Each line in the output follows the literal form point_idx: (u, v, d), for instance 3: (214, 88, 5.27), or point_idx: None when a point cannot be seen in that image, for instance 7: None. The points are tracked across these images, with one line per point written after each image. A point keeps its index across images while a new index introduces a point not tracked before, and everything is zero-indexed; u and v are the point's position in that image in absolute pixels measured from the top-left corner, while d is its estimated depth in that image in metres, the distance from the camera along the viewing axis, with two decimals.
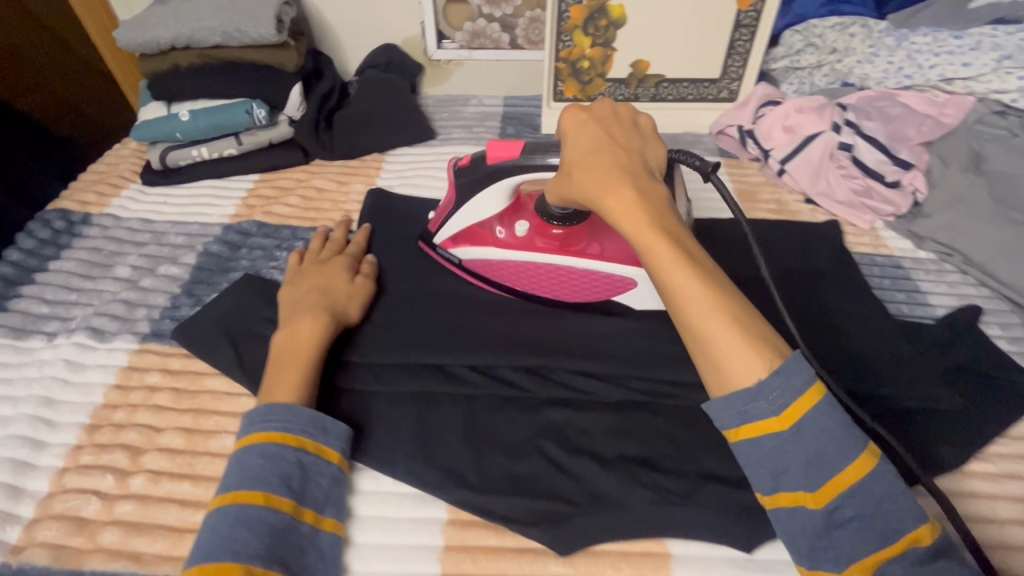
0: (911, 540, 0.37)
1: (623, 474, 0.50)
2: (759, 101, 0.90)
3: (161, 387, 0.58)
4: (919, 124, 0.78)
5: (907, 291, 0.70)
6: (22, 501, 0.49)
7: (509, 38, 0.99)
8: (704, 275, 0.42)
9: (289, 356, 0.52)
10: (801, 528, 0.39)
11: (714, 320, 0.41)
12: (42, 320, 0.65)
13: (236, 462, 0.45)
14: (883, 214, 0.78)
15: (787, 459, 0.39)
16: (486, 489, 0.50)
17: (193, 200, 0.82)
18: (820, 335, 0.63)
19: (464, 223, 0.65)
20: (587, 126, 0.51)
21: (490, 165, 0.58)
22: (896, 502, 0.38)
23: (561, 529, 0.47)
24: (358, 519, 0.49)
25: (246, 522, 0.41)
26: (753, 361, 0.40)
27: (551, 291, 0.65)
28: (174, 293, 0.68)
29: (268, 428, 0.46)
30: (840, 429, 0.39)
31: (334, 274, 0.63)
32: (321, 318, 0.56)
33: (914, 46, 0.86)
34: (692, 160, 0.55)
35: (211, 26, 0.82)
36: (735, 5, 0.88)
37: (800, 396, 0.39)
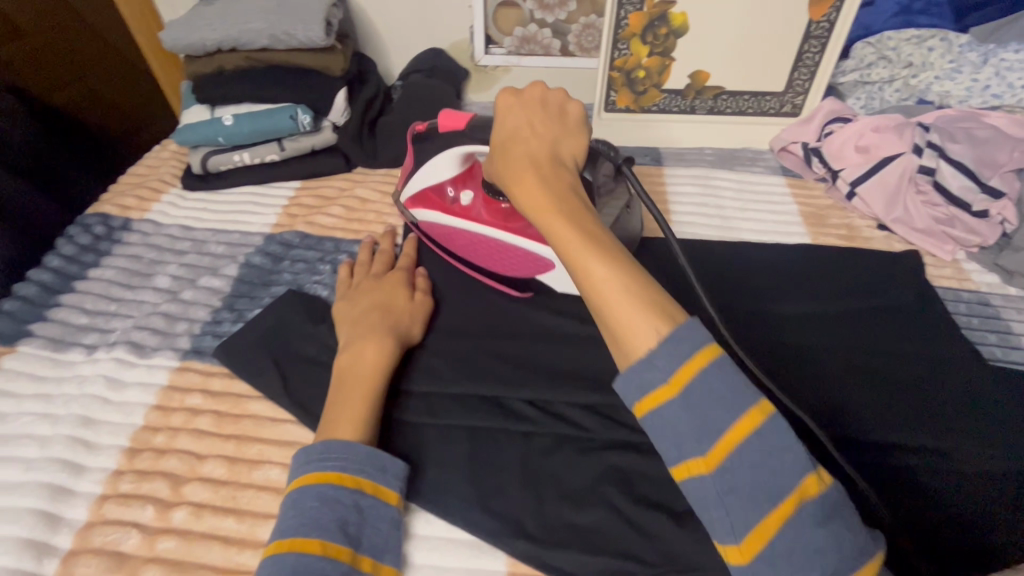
0: (798, 496, 0.34)
1: (698, 532, 0.46)
2: (825, 117, 0.85)
3: (203, 410, 0.55)
4: (1012, 149, 0.72)
5: (997, 331, 0.64)
6: (60, 531, 0.47)
7: (560, 44, 0.95)
8: (595, 246, 0.41)
9: (353, 383, 0.51)
10: (702, 497, 0.35)
11: (608, 289, 0.39)
12: (81, 332, 0.62)
13: (292, 502, 0.43)
14: (966, 245, 0.72)
15: (683, 426, 0.35)
16: (550, 542, 0.46)
17: (235, 207, 0.80)
18: (901, 382, 0.59)
19: (420, 185, 0.69)
20: (511, 113, 0.52)
21: (442, 132, 0.63)
22: (783, 457, 0.34)
23: None
24: (413, 567, 0.46)
25: (297, 572, 0.39)
26: (643, 325, 0.37)
27: (487, 262, 0.67)
28: (215, 307, 0.66)
29: (325, 468, 0.44)
30: (726, 385, 0.35)
31: (392, 290, 0.61)
32: (384, 343, 0.54)
33: (1004, 63, 0.80)
34: (610, 151, 0.59)
35: (259, 28, 0.80)
36: (805, 15, 0.83)
37: (689, 360, 0.35)
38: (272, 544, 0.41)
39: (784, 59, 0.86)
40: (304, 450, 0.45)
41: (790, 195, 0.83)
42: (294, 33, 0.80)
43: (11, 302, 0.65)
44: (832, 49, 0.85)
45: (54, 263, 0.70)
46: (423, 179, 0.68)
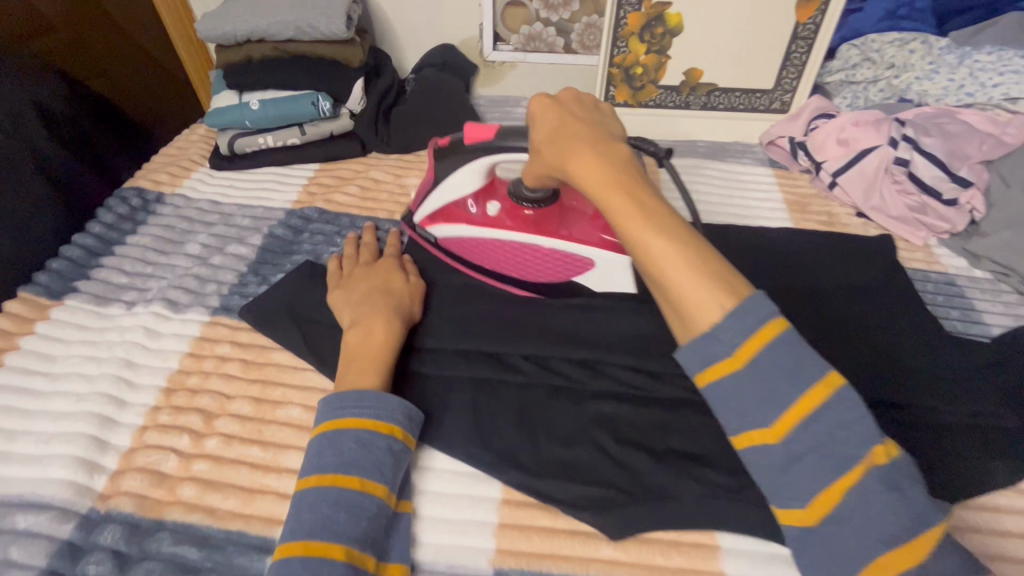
0: (869, 463, 0.37)
1: (673, 468, 0.51)
2: (812, 114, 0.91)
3: (231, 357, 0.62)
4: (981, 141, 0.77)
5: (960, 308, 0.69)
6: (107, 453, 0.53)
7: (564, 42, 1.01)
8: (662, 230, 0.43)
9: (361, 358, 0.54)
10: (766, 462, 0.40)
11: (676, 271, 0.42)
12: (121, 290, 0.69)
13: (329, 442, 0.47)
14: (938, 231, 0.78)
15: (745, 401, 0.39)
16: (542, 474, 0.52)
17: (258, 186, 0.86)
18: (873, 345, 0.64)
19: (441, 200, 0.68)
20: (551, 106, 0.52)
21: (467, 145, 0.62)
22: (850, 429, 0.38)
23: (613, 516, 0.49)
24: (420, 493, 0.52)
25: (344, 504, 0.44)
26: (713, 304, 0.41)
27: (516, 270, 0.67)
28: (241, 272, 0.72)
29: (360, 414, 0.49)
30: (789, 360, 0.39)
31: (387, 273, 0.65)
32: (392, 317, 0.58)
33: (977, 64, 0.85)
34: (648, 146, 0.65)
35: (285, 21, 0.87)
36: (793, 17, 0.88)
37: (751, 338, 0.39)
38: (312, 477, 0.46)
39: (773, 59, 0.92)
40: (338, 398, 0.49)
41: (776, 184, 0.88)
42: (317, 26, 0.86)
43: (58, 262, 0.71)
44: (819, 50, 0.91)
45: (96, 231, 0.76)
46: (442, 196, 0.67)
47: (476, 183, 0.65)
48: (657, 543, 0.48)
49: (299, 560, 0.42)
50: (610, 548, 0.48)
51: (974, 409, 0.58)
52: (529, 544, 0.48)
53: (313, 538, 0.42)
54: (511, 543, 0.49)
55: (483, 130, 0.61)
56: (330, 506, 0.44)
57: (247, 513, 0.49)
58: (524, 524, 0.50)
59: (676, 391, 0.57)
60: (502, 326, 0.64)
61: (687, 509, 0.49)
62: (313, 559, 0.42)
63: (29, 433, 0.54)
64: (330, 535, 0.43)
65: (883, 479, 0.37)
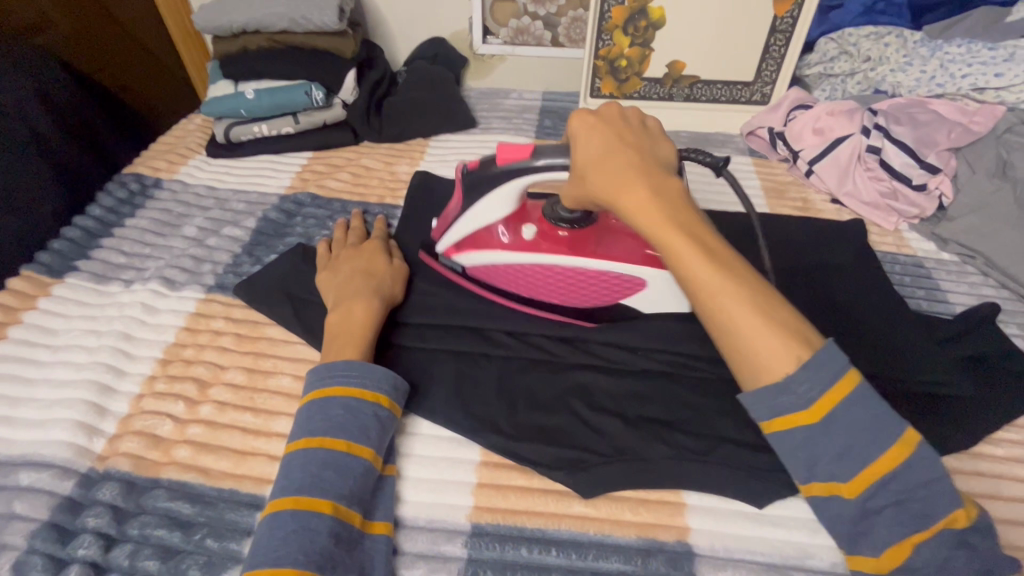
0: (945, 522, 0.41)
1: (643, 432, 0.54)
2: (792, 104, 0.93)
3: (225, 331, 0.64)
4: (949, 130, 0.80)
5: (927, 288, 0.72)
6: (105, 417, 0.55)
7: (551, 35, 1.04)
8: (733, 278, 0.45)
9: (344, 335, 0.57)
10: (838, 514, 0.44)
11: (748, 319, 0.44)
12: (119, 269, 0.71)
13: (318, 408, 0.50)
14: (907, 216, 0.80)
15: (822, 452, 0.43)
16: (518, 437, 0.54)
17: (253, 172, 0.89)
18: (841, 320, 0.66)
19: (468, 228, 0.64)
20: (596, 129, 0.52)
21: (500, 168, 0.58)
22: (930, 488, 0.42)
23: (584, 475, 0.51)
24: (403, 456, 0.54)
25: (331, 464, 0.47)
26: (786, 353, 0.43)
27: (560, 296, 0.65)
28: (236, 252, 0.75)
29: (348, 383, 0.51)
30: (865, 416, 0.42)
31: (371, 257, 0.67)
32: (370, 301, 0.60)
33: (948, 56, 0.88)
34: (704, 157, 0.62)
35: (280, 12, 0.89)
36: (771, 10, 0.91)
37: (827, 391, 0.42)
38: (301, 440, 0.48)
39: (752, 52, 0.95)
40: (326, 367, 0.52)
41: (755, 172, 0.91)
42: (310, 18, 0.89)
43: (59, 243, 0.74)
44: (797, 43, 0.94)
45: (95, 214, 0.79)
46: (472, 221, 0.63)
47: (508, 208, 0.62)
48: (625, 500, 0.51)
49: (289, 514, 0.44)
50: (582, 505, 0.50)
51: (934, 378, 0.60)
52: (505, 501, 0.51)
53: (303, 494, 0.45)
54: (488, 501, 0.51)
55: (516, 151, 0.57)
56: (319, 465, 0.46)
57: (238, 473, 0.52)
58: (501, 484, 0.52)
59: (649, 362, 0.60)
60: (484, 303, 0.67)
61: (656, 470, 0.51)
62: (303, 512, 0.44)
63: (32, 400, 0.56)
64: (318, 492, 0.45)
65: (956, 538, 0.41)
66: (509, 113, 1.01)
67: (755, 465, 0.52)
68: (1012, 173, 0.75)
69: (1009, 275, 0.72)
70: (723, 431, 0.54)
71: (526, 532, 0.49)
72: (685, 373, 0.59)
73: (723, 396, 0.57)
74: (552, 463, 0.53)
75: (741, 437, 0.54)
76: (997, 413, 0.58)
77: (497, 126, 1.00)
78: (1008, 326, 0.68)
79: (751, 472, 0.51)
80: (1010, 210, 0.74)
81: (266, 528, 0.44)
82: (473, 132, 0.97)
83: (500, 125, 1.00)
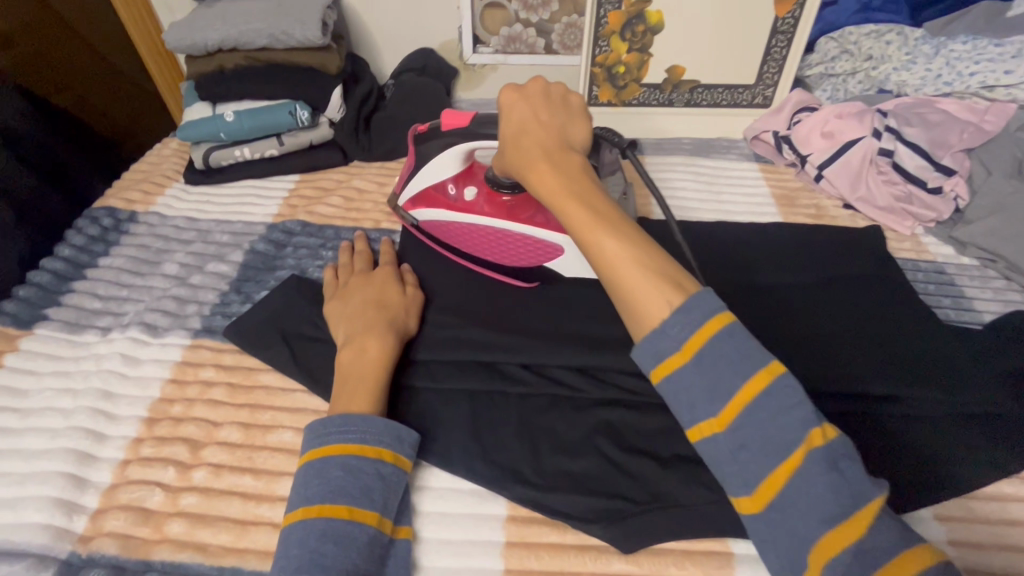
0: (808, 446, 0.36)
1: (682, 475, 0.50)
2: (794, 108, 0.90)
3: (216, 382, 0.59)
4: (961, 130, 0.78)
5: (951, 296, 0.70)
6: (86, 491, 0.50)
7: (544, 42, 1.00)
8: (610, 229, 0.44)
9: (356, 378, 0.52)
10: (715, 455, 0.38)
11: (622, 266, 0.42)
12: (94, 315, 0.65)
13: (314, 470, 0.45)
14: (924, 220, 0.78)
15: (696, 393, 0.38)
16: (547, 488, 0.50)
17: (237, 200, 0.83)
18: (878, 335, 0.63)
19: (420, 184, 0.69)
20: (516, 104, 0.53)
21: (445, 130, 0.65)
22: (790, 414, 0.37)
23: (623, 528, 0.47)
24: (421, 514, 0.50)
25: (330, 532, 0.42)
26: (657, 299, 0.40)
27: (494, 256, 0.68)
28: (223, 290, 0.69)
29: (347, 440, 0.46)
30: (736, 348, 0.38)
31: (382, 286, 0.62)
32: (383, 336, 0.56)
33: (953, 53, 0.86)
34: (614, 138, 0.63)
35: (258, 28, 0.84)
36: (772, 11, 0.89)
37: (699, 330, 0.38)
38: (299, 508, 0.44)
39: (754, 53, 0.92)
40: (321, 424, 0.47)
41: (763, 179, 0.88)
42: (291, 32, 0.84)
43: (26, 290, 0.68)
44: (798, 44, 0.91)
45: (65, 254, 0.73)
46: (423, 180, 0.69)
47: (457, 169, 0.67)
48: (669, 553, 0.47)
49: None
50: (623, 562, 0.46)
51: (976, 397, 0.57)
52: (539, 562, 0.47)
53: (300, 571, 0.40)
54: (520, 562, 0.47)
55: (462, 117, 0.64)
56: (317, 536, 0.42)
57: (240, 548, 0.47)
58: (532, 542, 0.48)
59: None
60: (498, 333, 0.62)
61: (698, 517, 0.48)
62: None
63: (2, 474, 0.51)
64: (319, 570, 0.40)
65: (823, 463, 0.36)
66: None
67: None
68: None
69: None
70: None
71: None
72: None
73: None
74: (585, 515, 0.48)
75: None
76: None
77: None
78: None
79: None
80: None
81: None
82: None
83: None
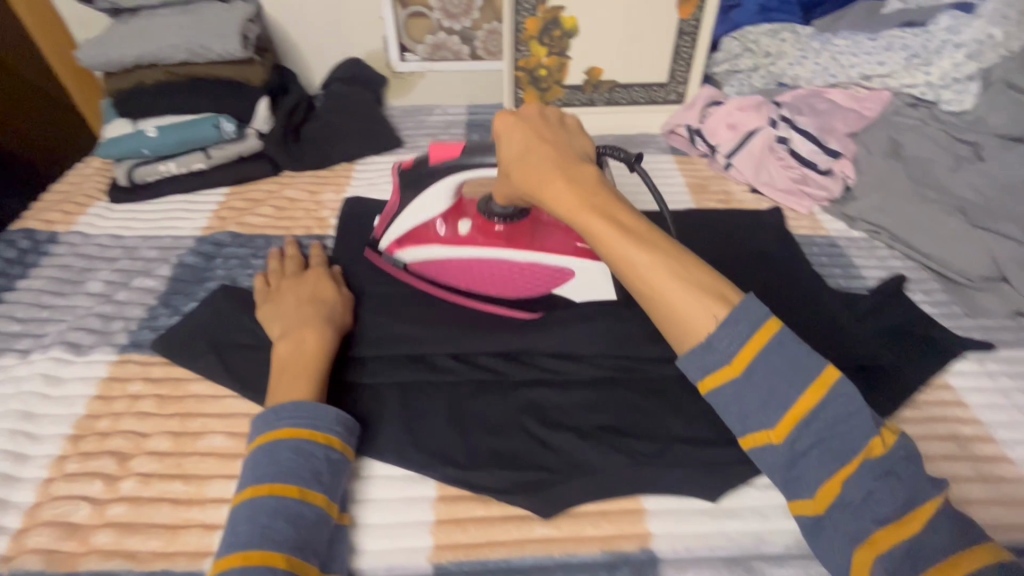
0: (866, 453, 0.39)
1: (599, 443, 0.54)
2: (704, 103, 0.98)
3: (144, 395, 0.59)
4: (845, 116, 0.87)
5: (842, 266, 0.77)
6: (9, 511, 0.50)
7: (469, 49, 1.04)
8: (642, 243, 0.44)
9: (294, 369, 0.53)
10: (773, 463, 0.42)
11: (663, 281, 0.43)
12: (14, 338, 0.64)
13: (264, 454, 0.46)
14: (819, 200, 0.85)
15: (749, 402, 0.41)
16: (474, 466, 0.53)
17: (164, 215, 0.83)
18: (778, 304, 0.70)
19: (409, 223, 0.67)
20: (515, 126, 0.51)
21: (433, 165, 0.62)
22: (849, 422, 0.40)
23: (544, 495, 0.51)
24: (356, 503, 0.52)
25: (281, 508, 0.43)
26: (704, 313, 0.43)
27: (496, 288, 0.66)
28: (151, 304, 0.69)
29: (297, 424, 0.48)
30: (787, 357, 0.41)
31: (316, 285, 0.64)
32: (319, 329, 0.57)
33: (837, 49, 0.93)
34: (619, 152, 0.61)
35: (176, 43, 0.84)
36: (676, 14, 0.95)
37: (750, 340, 0.41)
38: (247, 489, 0.44)
39: (663, 53, 0.99)
40: (270, 411, 0.48)
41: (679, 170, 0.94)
42: (210, 45, 0.84)
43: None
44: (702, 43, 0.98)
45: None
46: (414, 217, 0.66)
47: (445, 204, 0.65)
48: (587, 515, 0.50)
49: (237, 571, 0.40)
50: (544, 527, 0.50)
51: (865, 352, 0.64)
52: (466, 535, 0.49)
53: (246, 546, 0.41)
54: (448, 537, 0.49)
55: (448, 150, 0.61)
56: (266, 514, 0.43)
57: (171, 550, 0.47)
58: (460, 517, 0.51)
59: (596, 371, 0.60)
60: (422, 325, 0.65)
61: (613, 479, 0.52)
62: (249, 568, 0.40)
63: None
64: (269, 544, 0.41)
65: (876, 469, 0.39)
66: (435, 130, 0.99)
67: (705, 461, 0.53)
68: (904, 153, 0.83)
69: (912, 246, 0.77)
70: (675, 431, 0.55)
71: (490, 565, 0.48)
72: (634, 378, 0.60)
73: (672, 395, 0.58)
74: (509, 488, 0.52)
75: (690, 434, 0.55)
76: (919, 376, 0.62)
77: (423, 143, 0.98)
78: (915, 294, 0.73)
79: (704, 468, 0.52)
80: (905, 185, 0.80)
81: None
82: (400, 152, 0.95)
83: (427, 142, 0.98)
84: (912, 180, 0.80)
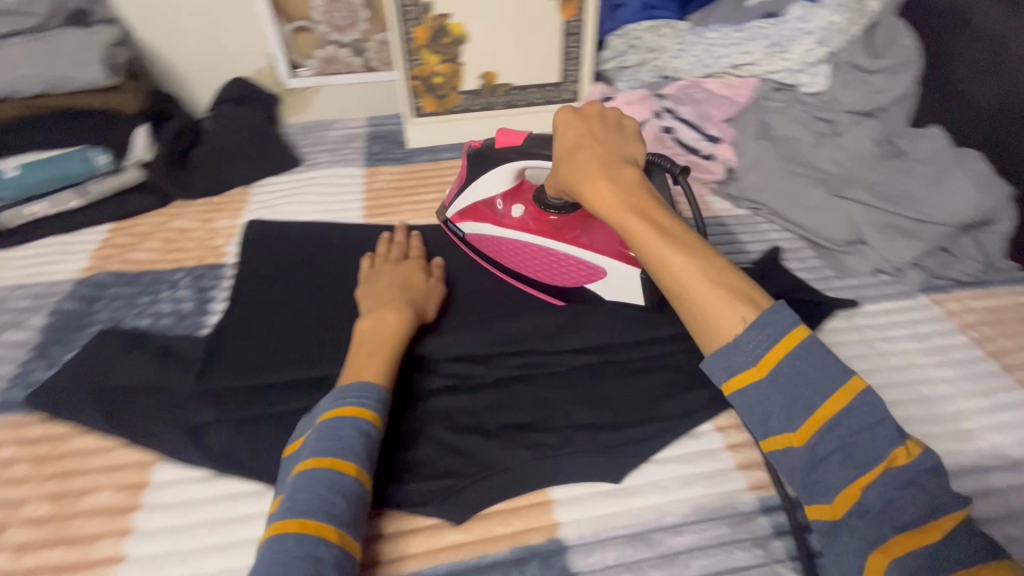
0: (889, 464, 0.41)
1: (504, 441, 0.56)
2: (600, 99, 1.02)
3: (17, 459, 0.55)
4: (721, 105, 0.93)
5: (729, 244, 0.83)
6: None
7: (361, 61, 1.02)
8: (679, 246, 0.50)
9: (366, 343, 0.57)
10: (793, 463, 0.45)
11: (695, 281, 0.49)
12: None
13: (327, 427, 0.49)
14: (706, 181, 0.91)
15: (772, 406, 0.45)
16: (379, 482, 0.54)
17: (32, 260, 0.77)
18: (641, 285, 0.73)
19: (470, 199, 0.72)
20: (574, 123, 0.58)
21: (498, 149, 0.68)
22: (874, 430, 0.42)
23: (454, 501, 0.53)
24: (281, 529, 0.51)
25: (338, 484, 0.46)
26: (732, 314, 0.48)
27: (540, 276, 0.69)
28: (22, 359, 0.64)
29: (359, 402, 0.51)
30: (809, 368, 0.44)
31: (409, 271, 0.68)
32: (402, 312, 0.61)
33: (710, 40, 0.97)
34: (665, 161, 0.68)
35: (31, 74, 0.76)
36: (559, 15, 0.98)
37: (777, 344, 0.45)
38: (312, 457, 0.47)
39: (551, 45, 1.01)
40: (342, 387, 0.52)
41: None
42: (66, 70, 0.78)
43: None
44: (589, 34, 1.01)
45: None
46: (476, 193, 0.72)
47: (508, 184, 0.69)
48: (495, 515, 0.53)
49: (291, 536, 0.43)
50: (455, 533, 0.52)
51: None
52: (381, 551, 0.51)
53: (312, 514, 0.44)
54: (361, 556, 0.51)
55: (515, 136, 0.67)
56: (327, 487, 0.46)
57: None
58: (376, 533, 0.52)
59: (503, 371, 0.62)
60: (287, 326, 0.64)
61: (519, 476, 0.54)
62: (308, 536, 0.43)
63: None
64: (325, 516, 0.44)
65: (901, 479, 0.41)
66: (335, 146, 0.97)
67: (603, 442, 0.57)
68: (774, 133, 0.89)
69: (785, 217, 0.84)
70: (576, 418, 0.58)
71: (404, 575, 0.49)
72: (537, 372, 0.63)
73: (572, 384, 0.61)
74: (421, 495, 0.53)
75: (592, 420, 0.58)
76: None
77: (323, 159, 0.95)
78: (791, 261, 0.81)
79: (603, 451, 0.56)
80: (776, 163, 0.86)
81: (263, 553, 0.42)
82: (301, 170, 0.92)
83: (326, 157, 0.96)
84: (781, 157, 0.86)
